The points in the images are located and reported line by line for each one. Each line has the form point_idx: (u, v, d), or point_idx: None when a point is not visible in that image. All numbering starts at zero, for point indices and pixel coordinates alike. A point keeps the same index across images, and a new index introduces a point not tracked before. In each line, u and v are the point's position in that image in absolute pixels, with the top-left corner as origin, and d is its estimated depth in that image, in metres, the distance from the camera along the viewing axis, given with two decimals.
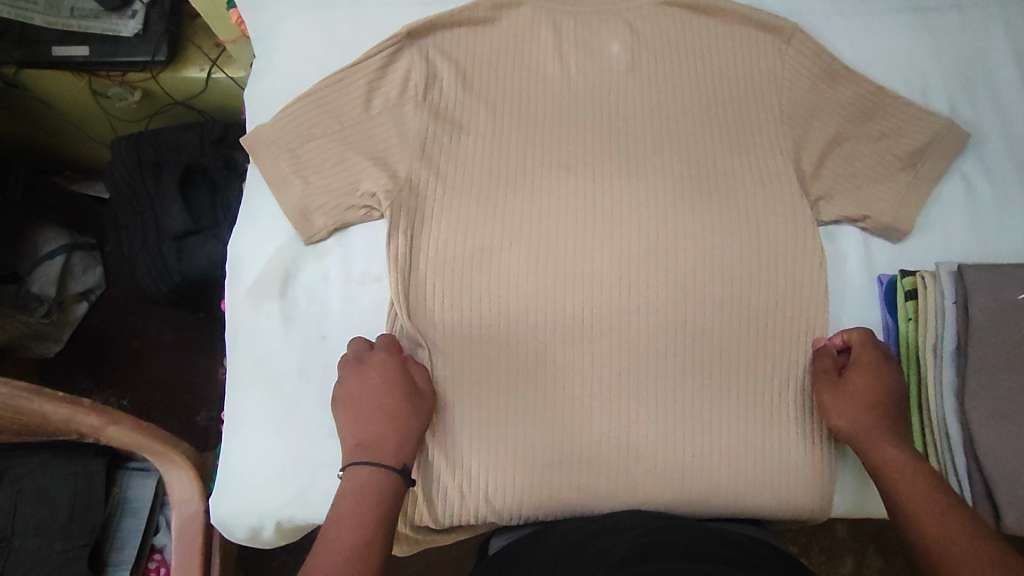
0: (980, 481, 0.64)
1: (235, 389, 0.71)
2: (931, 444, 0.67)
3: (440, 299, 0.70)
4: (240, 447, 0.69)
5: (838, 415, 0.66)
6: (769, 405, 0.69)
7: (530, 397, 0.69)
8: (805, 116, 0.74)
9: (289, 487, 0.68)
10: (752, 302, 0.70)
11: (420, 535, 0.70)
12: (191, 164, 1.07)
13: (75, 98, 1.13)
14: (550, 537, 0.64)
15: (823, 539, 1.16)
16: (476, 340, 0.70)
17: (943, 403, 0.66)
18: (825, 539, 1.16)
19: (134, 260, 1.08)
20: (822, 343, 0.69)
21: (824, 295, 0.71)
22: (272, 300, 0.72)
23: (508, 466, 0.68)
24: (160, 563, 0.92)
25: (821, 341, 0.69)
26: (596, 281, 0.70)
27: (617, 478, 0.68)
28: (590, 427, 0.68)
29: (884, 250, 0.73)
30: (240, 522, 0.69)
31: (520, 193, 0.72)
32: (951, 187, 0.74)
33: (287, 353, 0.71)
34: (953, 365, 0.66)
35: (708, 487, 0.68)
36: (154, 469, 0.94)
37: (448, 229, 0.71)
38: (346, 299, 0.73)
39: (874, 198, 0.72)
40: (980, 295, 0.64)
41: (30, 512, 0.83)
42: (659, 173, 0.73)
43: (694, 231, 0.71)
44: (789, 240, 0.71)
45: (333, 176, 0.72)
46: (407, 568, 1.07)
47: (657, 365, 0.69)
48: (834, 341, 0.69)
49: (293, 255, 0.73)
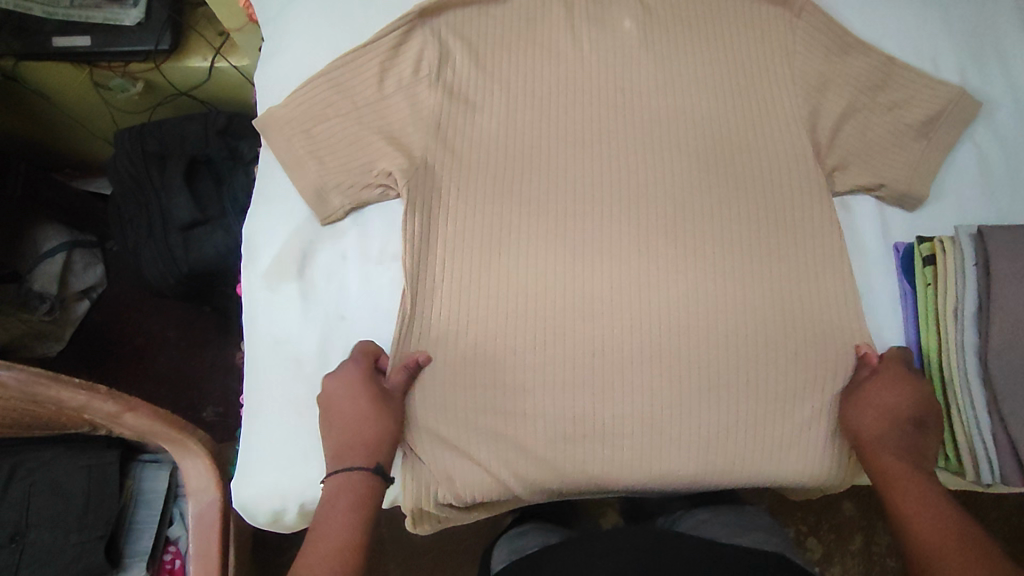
0: (1005, 439, 0.63)
1: (254, 372, 0.70)
2: (954, 406, 0.65)
3: (457, 277, 0.70)
4: (262, 429, 0.68)
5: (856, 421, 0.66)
6: (793, 377, 0.69)
7: (550, 371, 0.68)
8: (818, 87, 0.74)
9: (315, 467, 0.67)
10: (770, 273, 0.70)
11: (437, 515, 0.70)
12: (195, 156, 1.07)
13: (76, 91, 1.12)
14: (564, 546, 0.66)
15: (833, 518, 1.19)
16: (497, 315, 0.69)
17: (965, 362, 0.65)
18: (835, 518, 1.19)
19: (140, 253, 1.07)
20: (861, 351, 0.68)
21: (844, 264, 0.71)
22: (290, 281, 0.70)
23: (529, 442, 0.68)
24: (176, 555, 0.91)
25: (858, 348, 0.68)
26: (614, 254, 0.71)
27: (641, 451, 0.67)
28: (610, 401, 0.68)
29: (898, 218, 0.73)
30: (263, 506, 0.68)
31: (534, 170, 0.72)
32: (964, 154, 0.74)
33: (306, 334, 0.69)
34: (974, 328, 0.65)
35: (733, 459, 0.67)
36: (168, 460, 0.93)
37: (466, 206, 0.71)
38: (365, 278, 0.71)
39: (888, 166, 0.72)
40: (1004, 257, 0.63)
41: (44, 505, 0.83)
42: (675, 148, 0.73)
43: (708, 203, 0.71)
44: (806, 213, 0.71)
45: (348, 156, 0.72)
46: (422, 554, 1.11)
47: (678, 339, 0.69)
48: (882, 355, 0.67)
49: (309, 236, 0.71)
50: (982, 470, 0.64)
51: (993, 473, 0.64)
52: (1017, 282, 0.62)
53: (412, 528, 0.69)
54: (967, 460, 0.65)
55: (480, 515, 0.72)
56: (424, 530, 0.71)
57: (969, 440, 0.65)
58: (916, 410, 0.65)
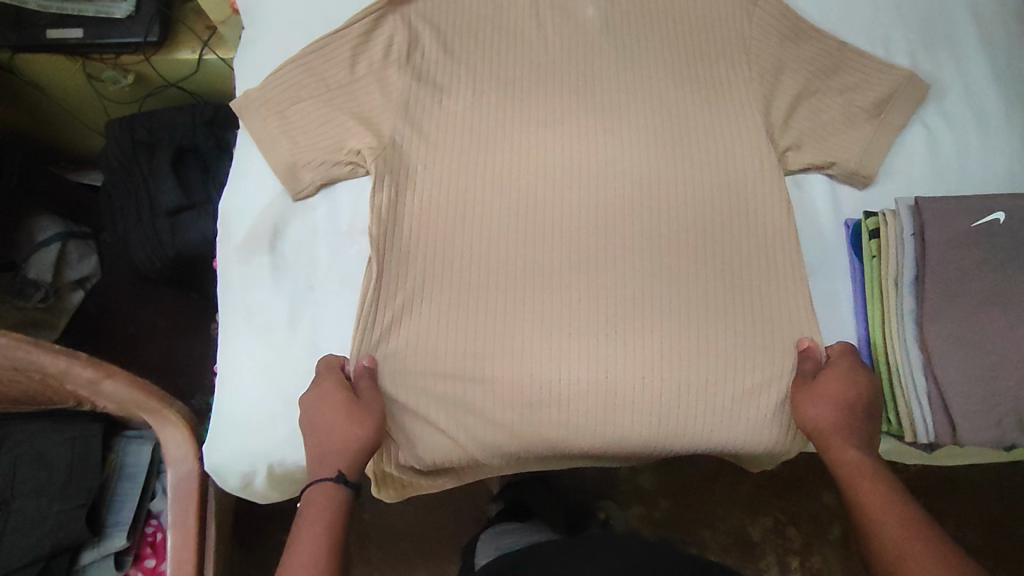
0: (940, 405, 0.62)
1: (227, 340, 0.73)
2: (893, 372, 0.65)
3: (423, 249, 0.73)
4: (233, 394, 0.71)
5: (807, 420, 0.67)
6: (745, 347, 0.71)
7: (511, 340, 0.71)
8: (772, 72, 0.77)
9: (280, 430, 0.69)
10: (723, 248, 0.73)
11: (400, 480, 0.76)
12: (182, 145, 1.11)
13: (70, 83, 1.16)
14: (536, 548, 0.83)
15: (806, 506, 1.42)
16: (461, 287, 0.72)
17: (905, 330, 0.65)
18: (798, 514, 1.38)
19: (128, 239, 1.11)
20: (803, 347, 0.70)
21: (794, 239, 0.73)
22: (261, 253, 0.73)
23: (489, 407, 0.71)
24: (157, 528, 0.94)
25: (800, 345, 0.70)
26: (573, 230, 0.74)
27: (596, 416, 0.71)
28: (568, 369, 0.71)
29: (849, 195, 0.76)
30: (233, 468, 0.71)
31: (498, 151, 0.76)
32: (914, 135, 0.77)
33: (275, 303, 0.72)
34: (913, 295, 0.65)
35: (683, 424, 0.71)
36: (151, 436, 0.96)
37: (433, 183, 0.74)
38: (334, 250, 0.74)
39: (839, 145, 0.75)
40: (938, 225, 0.64)
41: (29, 475, 0.86)
42: (633, 130, 0.76)
43: (664, 182, 0.75)
44: (757, 191, 0.74)
45: (320, 135, 0.75)
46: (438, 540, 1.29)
47: (634, 310, 0.72)
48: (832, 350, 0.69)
49: (281, 209, 0.74)
50: (917, 434, 0.64)
51: (928, 436, 0.63)
52: (949, 249, 0.63)
53: (375, 489, 0.74)
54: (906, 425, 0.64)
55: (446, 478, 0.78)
56: (389, 493, 0.77)
57: (906, 405, 0.64)
58: (861, 377, 0.67)
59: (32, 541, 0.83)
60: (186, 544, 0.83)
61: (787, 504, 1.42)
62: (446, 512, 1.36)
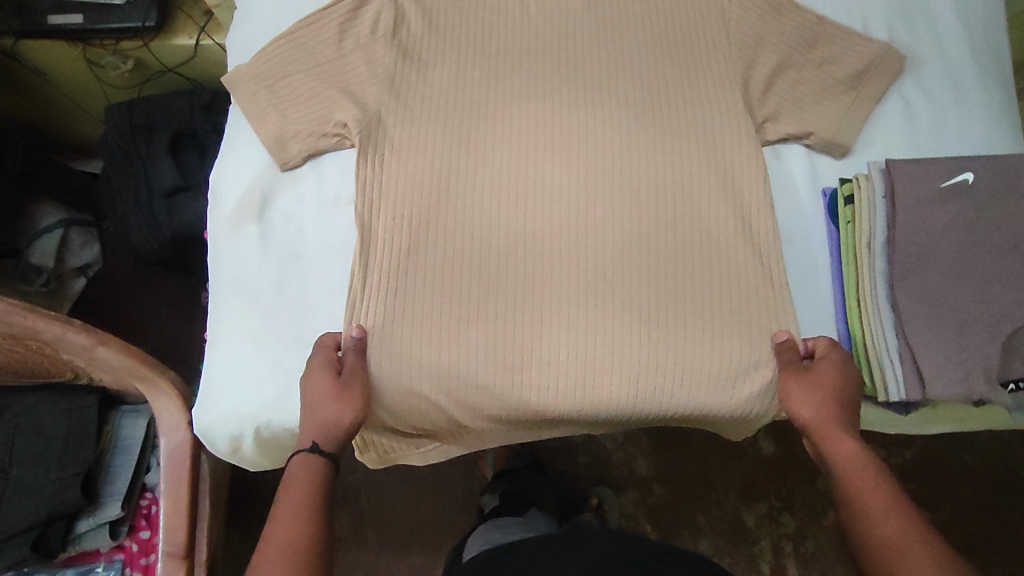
0: (911, 362, 0.62)
1: (217, 307, 0.75)
2: (866, 332, 0.65)
3: (406, 217, 0.74)
4: (221, 359, 0.73)
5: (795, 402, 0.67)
6: (722, 313, 0.72)
7: (493, 306, 0.73)
8: (752, 45, 0.78)
9: (266, 393, 0.71)
10: (702, 217, 0.75)
11: (380, 443, 0.79)
12: (180, 129, 1.12)
13: (72, 70, 1.19)
14: (522, 552, 0.84)
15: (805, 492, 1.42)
16: (443, 253, 0.74)
17: (877, 291, 0.65)
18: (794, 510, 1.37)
19: (126, 220, 1.12)
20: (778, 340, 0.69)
21: (770, 209, 0.75)
22: (250, 222, 0.75)
23: (468, 371, 0.72)
24: (151, 501, 0.97)
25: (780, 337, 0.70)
26: (555, 199, 0.75)
27: (576, 381, 0.72)
28: (549, 333, 0.72)
29: (827, 165, 0.77)
30: (222, 432, 0.72)
31: (482, 123, 0.77)
32: (892, 106, 0.78)
33: (263, 270, 0.74)
34: (885, 255, 0.65)
35: (662, 388, 0.72)
36: (146, 410, 0.98)
37: (416, 153, 0.75)
38: (320, 219, 0.76)
39: (816, 116, 0.76)
40: (908, 185, 0.64)
41: (26, 444, 0.88)
42: (614, 102, 0.78)
43: (644, 153, 0.76)
44: (735, 161, 0.75)
45: (307, 108, 0.77)
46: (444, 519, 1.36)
47: (614, 276, 0.73)
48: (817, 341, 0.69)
49: (269, 180, 0.76)
50: (889, 391, 0.63)
51: (900, 394, 0.63)
52: (920, 208, 0.63)
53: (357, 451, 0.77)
54: (878, 385, 0.64)
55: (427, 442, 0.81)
56: (371, 456, 0.80)
57: (879, 364, 0.64)
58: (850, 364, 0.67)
59: (28, 506, 0.85)
60: (178, 511, 0.85)
61: (781, 488, 1.43)
62: (439, 494, 1.37)
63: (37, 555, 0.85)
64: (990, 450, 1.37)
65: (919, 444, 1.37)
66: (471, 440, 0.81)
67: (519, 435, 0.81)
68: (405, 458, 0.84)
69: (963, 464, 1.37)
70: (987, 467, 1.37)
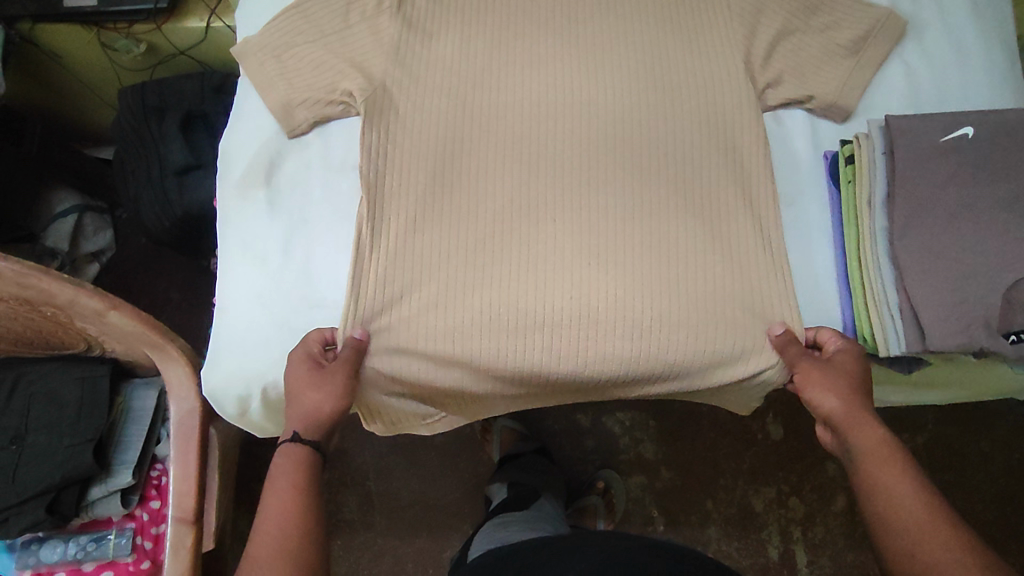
0: (911, 316, 0.63)
1: (226, 271, 0.76)
2: (868, 289, 0.66)
3: (412, 182, 0.75)
4: (230, 321, 0.74)
5: (817, 397, 0.66)
6: (723, 275, 0.73)
7: (498, 269, 0.73)
8: (755, 11, 0.78)
9: (273, 351, 0.72)
10: (703, 181, 0.75)
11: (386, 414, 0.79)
12: (191, 111, 1.15)
13: (86, 54, 1.20)
14: (526, 552, 0.83)
15: (814, 478, 1.41)
16: (449, 216, 0.75)
17: (877, 247, 0.66)
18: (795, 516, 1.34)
19: (139, 199, 1.14)
20: (775, 332, 0.71)
21: (768, 173, 0.76)
22: (259, 187, 0.77)
23: (474, 333, 0.72)
24: (162, 472, 0.99)
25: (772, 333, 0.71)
26: (559, 165, 0.76)
27: (580, 343, 0.72)
28: (555, 295, 0.73)
29: (828, 129, 0.78)
30: (230, 392, 0.73)
31: (486, 92, 0.78)
32: (893, 71, 0.78)
33: (271, 233, 0.75)
34: (885, 212, 0.66)
35: (665, 349, 0.72)
36: (157, 381, 1.00)
37: (422, 121, 0.76)
38: (326, 184, 0.77)
39: (817, 81, 0.77)
40: (907, 141, 0.65)
41: (42, 412, 0.90)
42: (615, 69, 0.78)
43: (647, 119, 0.76)
44: (736, 126, 0.76)
45: (313, 77, 0.77)
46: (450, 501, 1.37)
47: (617, 240, 0.74)
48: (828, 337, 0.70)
49: (277, 146, 0.78)
50: (890, 345, 0.64)
51: (901, 348, 0.63)
52: (919, 163, 0.64)
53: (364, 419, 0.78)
54: (879, 340, 0.65)
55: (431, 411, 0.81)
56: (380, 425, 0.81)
57: (880, 319, 0.65)
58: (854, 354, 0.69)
59: (42, 471, 0.86)
60: (187, 477, 0.87)
61: (789, 473, 1.41)
62: (446, 476, 1.38)
63: (52, 518, 0.86)
64: (1000, 431, 1.36)
65: (930, 428, 1.36)
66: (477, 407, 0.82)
67: (526, 403, 0.81)
68: (416, 427, 0.85)
69: (975, 450, 1.35)
70: (1000, 452, 1.35)
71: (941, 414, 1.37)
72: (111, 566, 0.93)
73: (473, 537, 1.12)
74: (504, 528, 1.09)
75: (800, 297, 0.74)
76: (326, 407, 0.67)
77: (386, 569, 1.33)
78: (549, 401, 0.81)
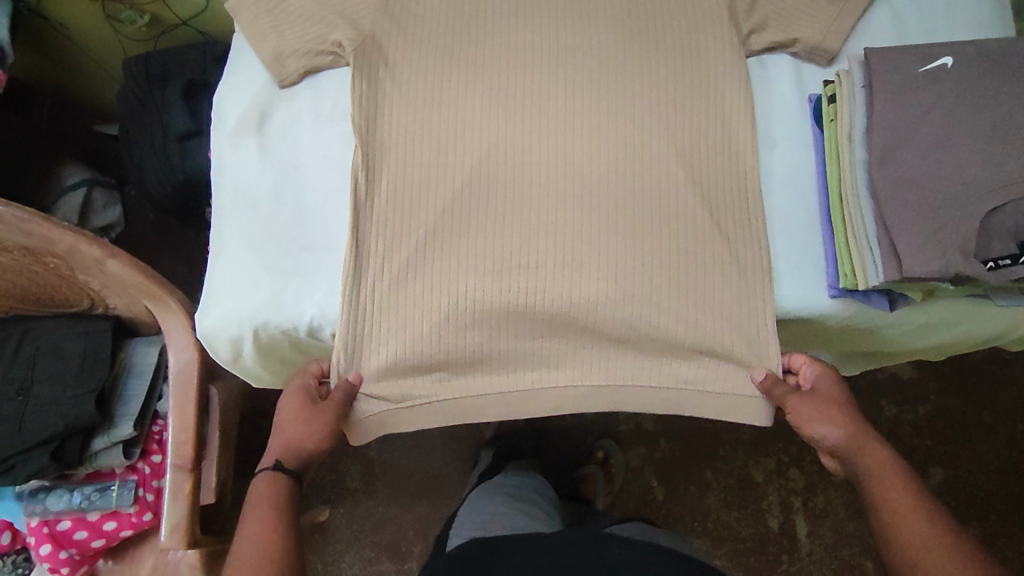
0: (888, 244, 0.65)
1: (219, 220, 0.78)
2: (848, 222, 0.69)
3: (397, 127, 0.76)
4: (223, 265, 0.76)
5: (818, 431, 0.73)
6: (702, 217, 0.73)
7: (482, 212, 0.74)
8: None
9: (264, 293, 0.74)
10: (689, 125, 0.76)
11: (367, 413, 0.75)
12: (193, 80, 1.17)
13: (91, 25, 1.23)
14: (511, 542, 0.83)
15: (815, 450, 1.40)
16: (433, 159, 0.76)
17: (857, 179, 0.69)
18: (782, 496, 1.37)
19: (143, 166, 1.16)
20: (759, 379, 0.72)
21: (752, 116, 0.76)
22: (250, 136, 0.78)
23: (458, 276, 0.73)
24: (163, 427, 1.02)
25: (755, 380, 0.73)
26: (543, 110, 0.76)
27: (563, 285, 0.73)
28: (538, 238, 0.74)
29: (813, 73, 0.79)
30: (223, 335, 0.75)
31: (474, 39, 0.79)
32: (879, 15, 0.78)
33: (263, 180, 0.77)
34: (864, 145, 0.69)
35: (648, 290, 0.72)
36: (159, 339, 1.02)
37: (411, 68, 0.77)
38: (316, 132, 0.79)
39: (803, 26, 0.77)
40: (884, 73, 0.67)
41: (47, 363, 0.93)
42: (601, 15, 0.79)
43: (633, 64, 0.77)
44: (721, 72, 0.77)
45: (304, 29, 0.78)
46: (451, 470, 1.38)
47: (601, 182, 0.74)
48: (801, 366, 0.75)
49: (269, 96, 0.79)
50: (868, 275, 0.67)
51: (877, 276, 0.66)
52: (896, 93, 0.67)
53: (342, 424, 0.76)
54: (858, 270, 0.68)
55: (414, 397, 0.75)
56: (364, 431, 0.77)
57: (859, 251, 0.68)
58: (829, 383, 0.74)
59: (48, 420, 0.89)
60: (185, 425, 0.89)
61: (790, 444, 1.40)
62: (446, 447, 1.39)
63: (57, 465, 0.89)
64: (1005, 400, 1.34)
65: (933, 398, 1.34)
66: (467, 395, 0.75)
67: (514, 393, 0.75)
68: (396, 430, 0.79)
69: (979, 420, 1.34)
70: (1004, 423, 1.34)
71: (944, 383, 1.35)
72: (115, 516, 0.95)
73: (455, 515, 1.03)
74: (499, 487, 1.06)
75: (782, 237, 0.74)
76: (308, 441, 0.76)
77: (387, 537, 1.35)
78: (541, 391, 0.75)
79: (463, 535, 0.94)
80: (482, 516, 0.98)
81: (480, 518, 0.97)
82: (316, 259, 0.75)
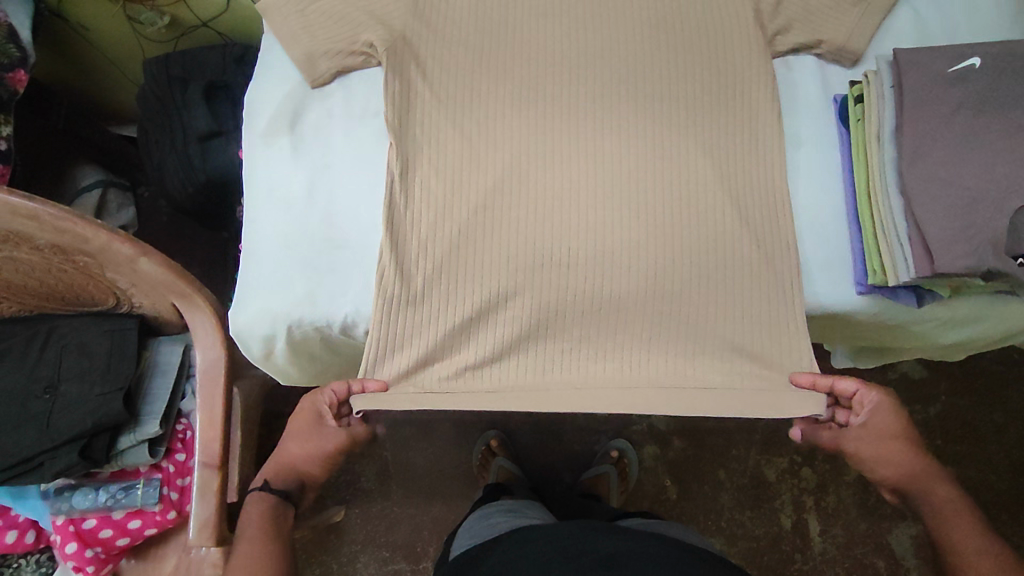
0: (917, 239, 0.68)
1: (252, 216, 0.79)
2: (876, 218, 0.71)
3: (429, 126, 0.77)
4: (256, 261, 0.77)
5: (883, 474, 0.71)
6: (731, 215, 0.74)
7: (515, 208, 0.75)
8: None
9: (299, 290, 0.75)
10: (717, 125, 0.77)
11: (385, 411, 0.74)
12: (213, 82, 1.17)
13: (112, 28, 1.24)
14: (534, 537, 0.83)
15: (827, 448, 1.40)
16: (466, 157, 0.77)
17: (886, 177, 0.71)
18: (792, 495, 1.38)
19: (162, 165, 1.17)
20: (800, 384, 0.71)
21: (778, 116, 0.77)
22: (283, 135, 0.79)
23: (492, 272, 0.74)
24: (187, 426, 1.02)
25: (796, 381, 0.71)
26: (574, 109, 0.78)
27: (595, 281, 0.74)
28: (570, 234, 0.75)
29: (837, 74, 0.80)
30: (257, 331, 0.76)
31: (504, 39, 0.80)
32: (901, 19, 0.80)
33: (296, 177, 0.78)
34: (892, 143, 0.71)
35: (679, 286, 0.74)
36: (183, 338, 1.02)
37: (443, 67, 0.78)
38: (348, 131, 0.80)
39: (828, 28, 0.78)
40: (913, 73, 0.70)
41: (74, 362, 0.93)
42: (630, 16, 0.80)
43: (663, 66, 0.78)
44: (748, 73, 0.78)
45: (334, 28, 0.79)
46: (464, 469, 1.38)
47: (633, 179, 0.75)
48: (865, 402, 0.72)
49: (301, 96, 0.80)
50: (898, 271, 0.69)
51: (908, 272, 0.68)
52: (923, 94, 0.69)
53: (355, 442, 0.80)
54: (886, 265, 0.70)
55: (439, 396, 0.73)
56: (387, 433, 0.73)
57: (887, 246, 0.70)
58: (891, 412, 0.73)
59: (75, 418, 0.89)
60: (212, 423, 0.90)
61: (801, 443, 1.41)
62: (459, 446, 1.39)
63: (85, 463, 0.90)
64: (1014, 402, 1.36)
65: (943, 399, 1.35)
66: (487, 393, 0.74)
67: (539, 390, 0.74)
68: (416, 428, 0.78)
69: (988, 421, 1.35)
70: (1013, 424, 1.35)
71: (955, 384, 1.36)
72: (139, 515, 0.96)
73: (456, 530, 1.00)
74: (496, 504, 1.03)
75: (807, 234, 0.76)
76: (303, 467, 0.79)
77: (401, 536, 1.35)
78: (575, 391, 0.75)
79: (467, 544, 0.91)
80: (482, 526, 0.95)
81: (489, 523, 0.95)
82: (350, 256, 0.76)
